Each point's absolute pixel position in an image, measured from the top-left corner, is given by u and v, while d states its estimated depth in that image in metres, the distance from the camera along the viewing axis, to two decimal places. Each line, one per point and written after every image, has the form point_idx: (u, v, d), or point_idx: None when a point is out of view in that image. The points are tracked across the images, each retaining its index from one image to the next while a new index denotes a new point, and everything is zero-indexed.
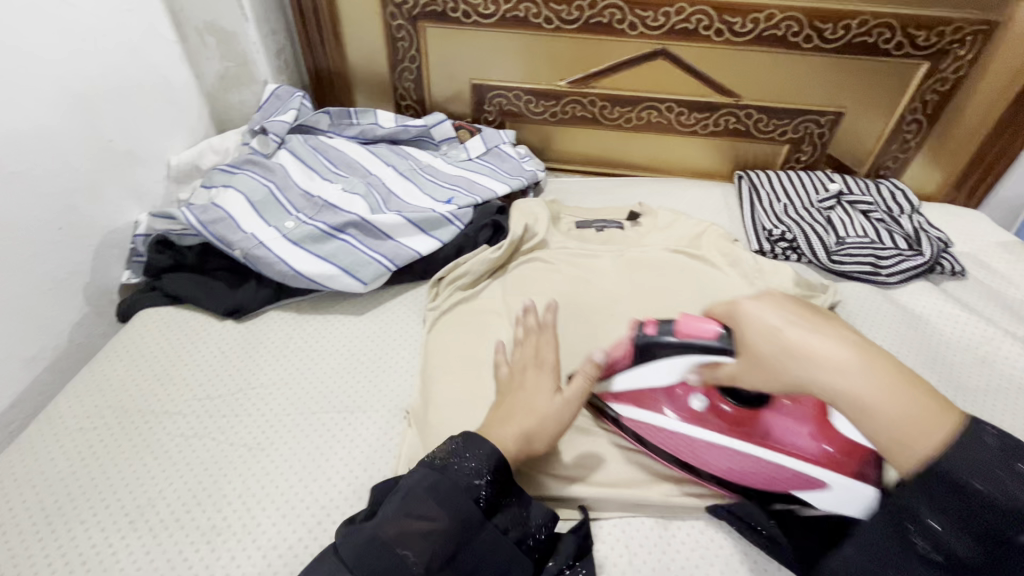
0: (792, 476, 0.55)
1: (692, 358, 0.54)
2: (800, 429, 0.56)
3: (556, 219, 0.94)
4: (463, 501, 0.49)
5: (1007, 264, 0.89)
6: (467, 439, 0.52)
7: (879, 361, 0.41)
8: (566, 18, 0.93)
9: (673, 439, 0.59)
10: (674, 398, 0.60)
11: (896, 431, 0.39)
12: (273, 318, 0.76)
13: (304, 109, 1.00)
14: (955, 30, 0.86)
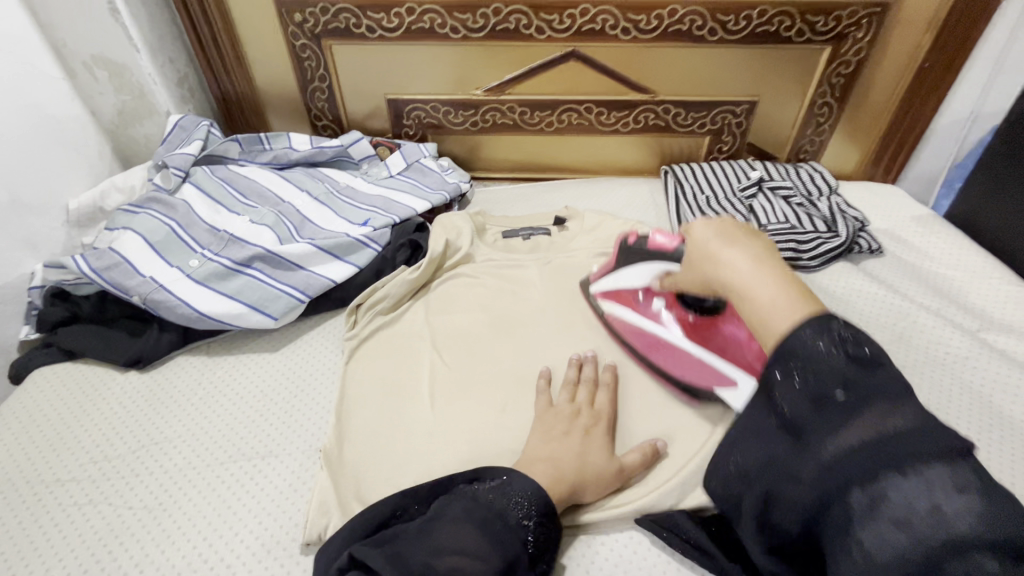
0: (716, 372, 0.65)
1: (658, 265, 0.70)
2: (738, 346, 0.65)
3: (482, 230, 0.92)
4: (508, 536, 0.49)
5: (921, 237, 0.92)
6: (510, 472, 0.54)
7: (772, 268, 0.48)
8: (472, 26, 0.92)
9: (634, 329, 0.73)
10: (647, 296, 0.73)
11: (761, 312, 0.45)
12: (181, 365, 0.72)
13: (212, 137, 0.95)
14: (850, 14, 0.89)
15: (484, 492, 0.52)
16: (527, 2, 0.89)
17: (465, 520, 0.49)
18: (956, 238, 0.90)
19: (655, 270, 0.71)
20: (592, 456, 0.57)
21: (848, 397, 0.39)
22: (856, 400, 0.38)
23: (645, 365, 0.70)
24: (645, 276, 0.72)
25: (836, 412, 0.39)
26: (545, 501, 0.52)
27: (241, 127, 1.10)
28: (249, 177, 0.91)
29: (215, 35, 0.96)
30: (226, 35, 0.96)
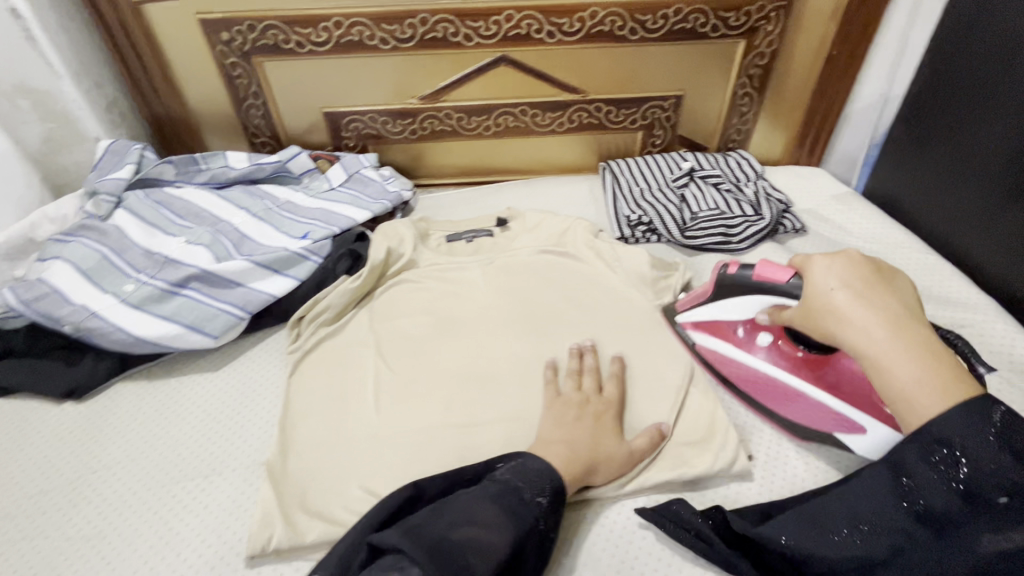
0: (837, 415, 0.63)
1: (767, 297, 0.64)
2: (860, 380, 0.64)
3: (425, 235, 0.93)
4: (521, 511, 0.50)
5: (841, 214, 0.97)
6: (530, 456, 0.56)
7: (911, 330, 0.49)
8: (401, 37, 0.94)
9: (735, 368, 0.71)
10: (749, 331, 0.71)
11: (905, 387, 0.47)
12: (120, 391, 0.71)
13: (146, 160, 0.94)
14: (758, 8, 0.94)
15: (504, 473, 0.54)
16: (453, 11, 0.91)
17: (486, 498, 0.51)
18: (873, 214, 0.96)
19: (765, 301, 0.65)
20: (600, 438, 0.60)
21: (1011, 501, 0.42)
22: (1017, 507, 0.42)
23: (739, 396, 0.70)
24: (749, 312, 0.68)
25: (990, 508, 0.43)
26: (560, 482, 0.54)
27: (178, 149, 1.09)
28: (185, 198, 0.90)
29: (142, 57, 0.95)
30: (152, 57, 0.95)
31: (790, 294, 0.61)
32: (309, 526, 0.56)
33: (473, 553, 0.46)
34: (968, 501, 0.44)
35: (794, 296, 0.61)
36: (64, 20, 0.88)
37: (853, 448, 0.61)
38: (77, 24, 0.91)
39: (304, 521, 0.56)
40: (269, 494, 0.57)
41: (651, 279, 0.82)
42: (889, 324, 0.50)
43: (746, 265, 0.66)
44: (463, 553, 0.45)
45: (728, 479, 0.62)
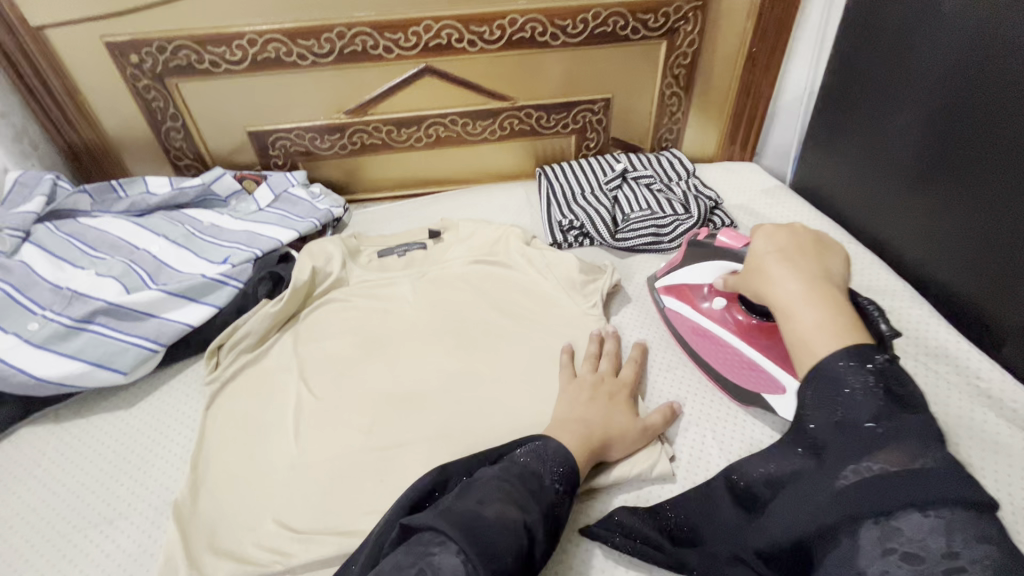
0: (762, 375, 0.63)
1: (720, 263, 0.68)
2: None
3: (355, 253, 0.89)
4: (543, 494, 0.48)
5: (771, 208, 0.99)
6: (551, 439, 0.55)
7: (828, 292, 0.47)
8: (319, 52, 0.92)
9: (690, 328, 0.71)
10: (708, 292, 0.70)
11: (806, 335, 0.45)
12: (25, 437, 0.67)
13: (59, 190, 0.90)
14: (676, 9, 0.95)
15: (525, 455, 0.52)
16: (370, 24, 0.89)
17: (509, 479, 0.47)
18: (800, 206, 0.98)
19: (722, 268, 0.67)
20: (615, 417, 0.61)
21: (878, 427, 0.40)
22: (885, 433, 0.40)
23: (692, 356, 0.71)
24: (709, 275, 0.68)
25: (859, 441, 0.40)
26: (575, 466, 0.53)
27: (99, 176, 1.05)
28: (100, 228, 0.87)
29: (48, 84, 0.91)
30: (59, 83, 0.92)
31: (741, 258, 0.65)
32: (216, 565, 0.53)
33: (510, 530, 0.42)
34: (839, 434, 0.42)
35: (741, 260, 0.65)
36: None
37: (777, 409, 0.62)
38: None
39: (212, 561, 0.54)
40: (176, 537, 0.55)
41: (580, 284, 0.81)
42: (808, 277, 0.48)
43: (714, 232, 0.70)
44: (498, 529, 0.42)
45: (645, 481, 0.60)
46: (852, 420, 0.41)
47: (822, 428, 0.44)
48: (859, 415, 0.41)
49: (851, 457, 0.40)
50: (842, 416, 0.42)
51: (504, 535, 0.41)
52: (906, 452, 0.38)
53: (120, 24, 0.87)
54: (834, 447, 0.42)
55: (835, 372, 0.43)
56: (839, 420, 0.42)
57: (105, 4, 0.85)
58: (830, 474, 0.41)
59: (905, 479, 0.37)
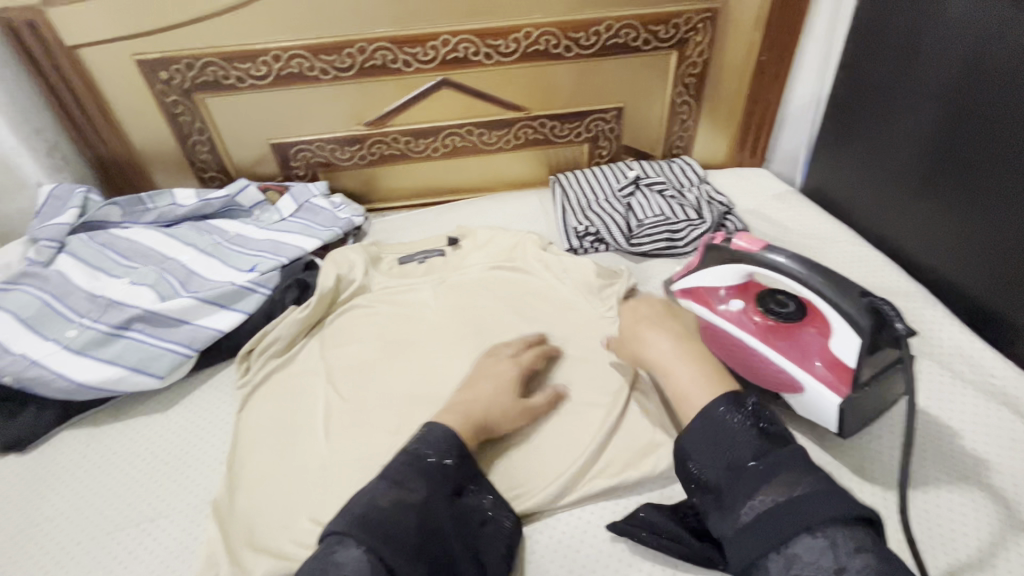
0: (781, 374, 0.64)
1: (741, 266, 0.67)
2: (819, 348, 0.62)
3: (377, 260, 0.92)
4: (438, 476, 0.52)
5: (782, 213, 1.00)
6: (433, 422, 0.57)
7: (691, 350, 0.58)
8: (340, 66, 0.95)
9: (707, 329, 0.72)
10: (726, 293, 0.72)
11: (684, 388, 0.54)
12: (66, 439, 0.70)
13: (91, 202, 0.93)
14: (686, 21, 0.97)
15: (416, 441, 0.55)
16: (389, 39, 0.93)
17: (408, 471, 0.52)
18: (810, 210, 1.00)
19: (742, 270, 0.67)
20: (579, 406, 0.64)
21: (760, 464, 0.43)
22: (767, 467, 0.43)
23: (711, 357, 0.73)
24: (726, 277, 0.70)
25: (749, 477, 0.43)
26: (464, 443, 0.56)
27: (125, 188, 1.08)
28: (131, 238, 0.90)
29: (81, 100, 0.95)
30: (90, 100, 0.95)
31: (761, 262, 0.63)
32: (255, 561, 0.55)
33: (409, 515, 0.48)
34: (727, 474, 0.44)
35: (765, 264, 0.63)
36: None
37: (798, 408, 0.63)
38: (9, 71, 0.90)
39: (250, 557, 0.56)
40: (215, 533, 0.57)
41: (597, 288, 0.83)
42: (674, 339, 0.59)
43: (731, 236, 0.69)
44: (399, 516, 0.47)
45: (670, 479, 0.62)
46: (736, 459, 0.44)
47: (709, 472, 0.46)
48: (743, 454, 0.44)
49: (744, 492, 0.43)
50: (727, 456, 0.45)
51: (406, 522, 0.47)
52: (788, 480, 0.41)
53: (151, 43, 0.90)
54: (727, 485, 0.44)
55: (718, 416, 0.47)
56: (722, 461, 0.45)
57: (138, 24, 0.88)
58: (728, 513, 0.43)
59: (798, 505, 0.40)
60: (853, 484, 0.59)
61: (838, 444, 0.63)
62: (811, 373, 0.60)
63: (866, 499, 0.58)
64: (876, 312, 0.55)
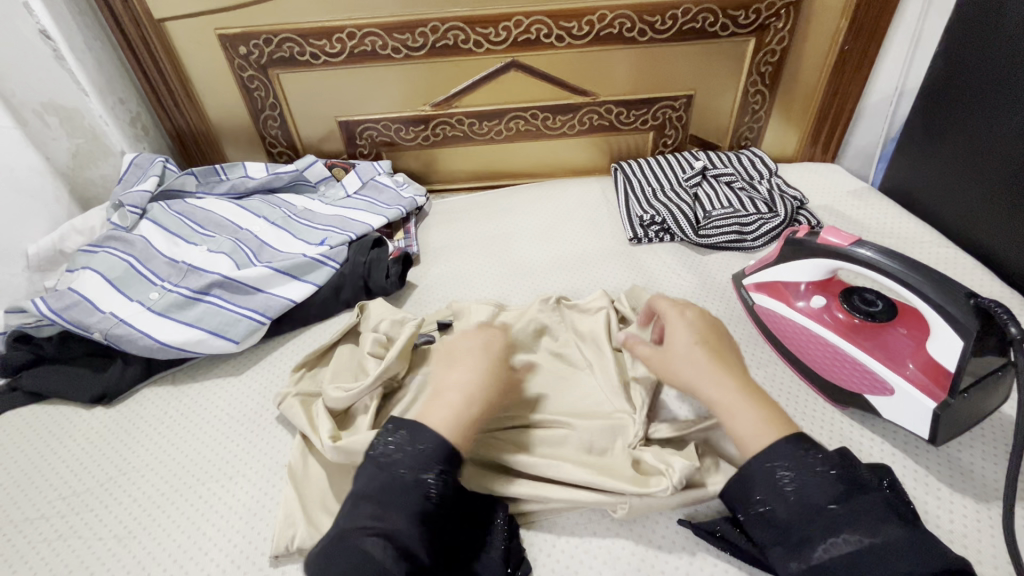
0: (866, 375, 0.61)
1: (825, 261, 0.64)
2: (911, 350, 0.59)
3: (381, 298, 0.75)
4: (409, 498, 0.48)
5: (858, 210, 0.96)
6: (409, 423, 0.52)
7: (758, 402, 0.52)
8: (412, 45, 0.95)
9: (784, 324, 0.70)
10: (806, 289, 0.69)
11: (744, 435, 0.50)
12: (147, 396, 0.73)
13: (168, 172, 0.95)
14: (768, 6, 0.94)
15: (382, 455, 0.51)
16: (463, 19, 0.92)
17: (373, 492, 0.48)
18: (890, 209, 0.95)
19: (827, 265, 0.64)
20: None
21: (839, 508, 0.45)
22: (846, 512, 0.45)
23: (785, 353, 0.70)
24: (807, 273, 0.67)
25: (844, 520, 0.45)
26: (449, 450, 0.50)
27: (199, 160, 1.12)
28: (207, 208, 0.93)
29: (164, 74, 0.98)
30: (172, 73, 0.98)
31: (849, 257, 0.60)
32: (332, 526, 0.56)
33: (371, 541, 0.45)
34: (804, 512, 0.46)
35: (850, 260, 0.60)
36: (88, 39, 0.92)
37: (882, 410, 0.60)
38: (100, 43, 0.94)
39: (327, 522, 0.56)
40: (292, 495, 0.58)
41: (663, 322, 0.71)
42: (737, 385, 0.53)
43: (817, 230, 0.66)
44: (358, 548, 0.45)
45: None
46: (812, 505, 0.45)
47: (775, 510, 0.46)
48: (821, 498, 0.45)
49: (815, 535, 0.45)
50: (806, 496, 0.46)
51: (365, 551, 0.45)
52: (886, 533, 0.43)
53: (233, 18, 0.92)
54: (800, 523, 0.45)
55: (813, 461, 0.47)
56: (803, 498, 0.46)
57: None
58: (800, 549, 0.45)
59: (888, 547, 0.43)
60: (945, 494, 0.56)
61: (926, 451, 0.60)
62: (901, 375, 0.58)
63: (961, 512, 0.54)
64: (984, 314, 0.51)
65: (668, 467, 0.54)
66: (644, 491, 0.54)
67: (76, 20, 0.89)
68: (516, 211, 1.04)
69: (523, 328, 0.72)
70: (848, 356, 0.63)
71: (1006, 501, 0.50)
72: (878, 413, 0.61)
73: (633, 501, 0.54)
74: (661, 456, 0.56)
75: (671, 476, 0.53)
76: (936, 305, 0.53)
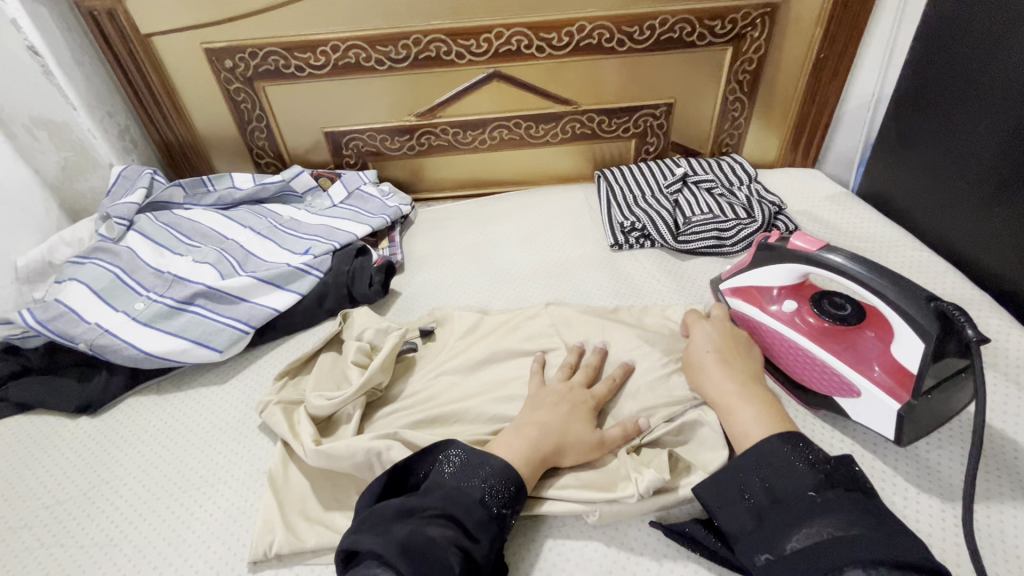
0: (835, 378, 0.62)
1: (796, 266, 0.65)
2: (878, 353, 0.60)
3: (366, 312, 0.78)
4: (487, 526, 0.50)
5: (836, 215, 0.98)
6: (490, 456, 0.54)
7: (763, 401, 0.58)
8: (395, 57, 0.97)
9: (759, 328, 0.71)
10: (779, 293, 0.70)
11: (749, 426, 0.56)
12: (133, 405, 0.74)
13: (156, 184, 0.96)
14: (744, 16, 0.96)
15: (464, 482, 0.52)
16: (445, 31, 0.94)
17: (453, 511, 0.50)
18: (867, 214, 0.96)
19: (798, 270, 0.66)
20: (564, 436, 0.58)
21: (820, 495, 0.47)
22: (824, 500, 0.47)
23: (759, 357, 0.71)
24: (779, 278, 0.68)
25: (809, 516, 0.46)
26: (522, 488, 0.53)
27: (187, 171, 1.13)
28: (193, 219, 0.94)
29: (151, 87, 1.00)
30: (159, 86, 1.00)
31: (819, 262, 0.62)
32: (310, 531, 0.57)
33: (451, 551, 0.47)
34: (786, 504, 0.48)
35: (820, 264, 0.62)
36: (76, 55, 0.93)
37: (851, 412, 0.62)
38: (89, 58, 0.95)
39: (305, 528, 0.57)
40: (272, 501, 0.59)
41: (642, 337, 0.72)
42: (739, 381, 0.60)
43: (787, 236, 0.67)
44: (441, 555, 0.46)
45: None
46: (790, 495, 0.49)
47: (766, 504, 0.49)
48: (802, 486, 0.49)
49: (787, 526, 0.47)
50: (788, 486, 0.49)
51: (446, 558, 0.46)
52: (839, 522, 0.45)
53: (219, 33, 0.94)
54: (770, 513, 0.49)
55: (796, 458, 0.51)
56: (774, 492, 0.50)
57: (208, 14, 0.92)
58: (773, 539, 0.47)
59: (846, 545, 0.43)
60: (912, 495, 0.57)
61: (895, 453, 0.61)
62: (868, 377, 0.59)
63: (928, 512, 0.55)
64: (944, 318, 0.52)
65: (637, 475, 0.55)
66: (610, 496, 0.55)
67: (64, 36, 0.91)
68: (501, 220, 1.05)
69: (503, 335, 0.73)
70: (819, 360, 0.64)
71: (970, 499, 0.51)
72: (849, 415, 0.62)
73: (603, 506, 0.55)
74: (634, 463, 0.57)
75: (639, 485, 0.54)
76: (900, 309, 0.55)
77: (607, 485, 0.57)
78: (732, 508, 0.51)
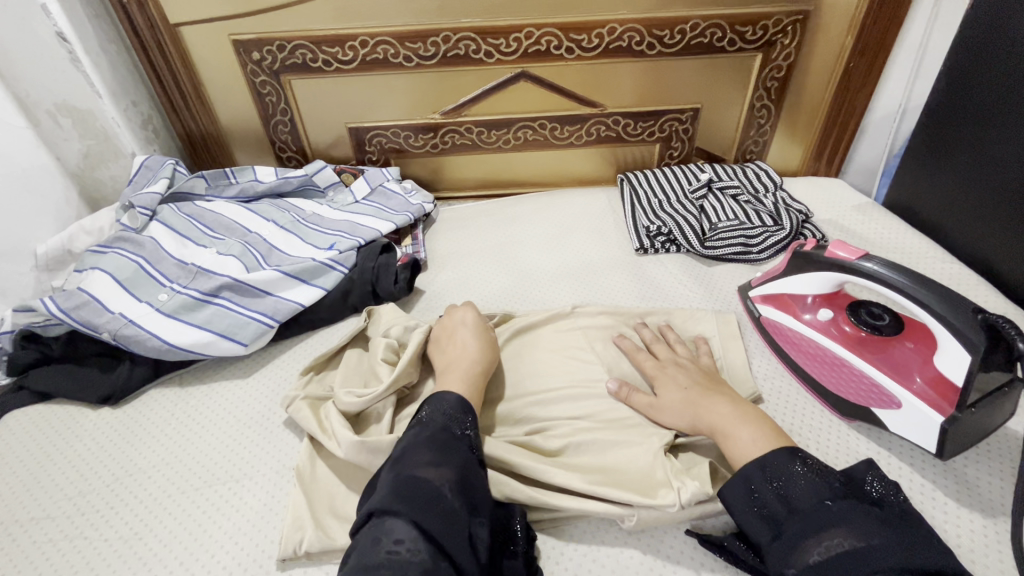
0: (873, 389, 0.62)
1: (832, 275, 0.64)
2: (918, 364, 0.60)
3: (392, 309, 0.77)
4: (461, 449, 0.52)
5: (862, 224, 0.97)
6: (443, 394, 0.57)
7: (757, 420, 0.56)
8: (424, 54, 0.96)
9: (793, 336, 0.71)
10: (814, 302, 0.70)
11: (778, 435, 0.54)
12: (154, 397, 0.74)
13: (178, 175, 0.96)
14: (776, 22, 0.95)
15: (425, 416, 0.55)
16: (475, 29, 0.93)
17: (436, 446, 0.51)
18: (894, 224, 0.96)
19: (835, 278, 0.65)
20: None
21: (836, 505, 0.47)
22: (840, 509, 0.46)
23: (790, 366, 0.71)
24: (814, 286, 0.68)
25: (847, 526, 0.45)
26: (467, 405, 0.57)
27: (207, 163, 1.13)
28: (216, 211, 0.93)
29: (176, 76, 0.99)
30: (184, 76, 0.99)
31: (857, 272, 0.61)
32: (340, 529, 0.56)
33: (442, 482, 0.48)
34: (802, 509, 0.47)
35: (857, 273, 0.61)
36: (104, 42, 0.92)
37: (888, 423, 0.61)
38: (115, 46, 0.95)
39: (335, 526, 0.56)
40: (301, 498, 0.58)
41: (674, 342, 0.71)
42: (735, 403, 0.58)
43: (825, 244, 0.67)
44: (434, 489, 0.47)
45: None
46: (805, 502, 0.48)
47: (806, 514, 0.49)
48: (818, 495, 0.48)
49: (806, 535, 0.46)
50: (802, 495, 0.48)
51: (438, 488, 0.47)
52: (856, 531, 0.44)
53: (248, 24, 0.93)
54: (788, 523, 0.47)
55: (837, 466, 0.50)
56: (790, 500, 0.48)
57: (238, 5, 0.91)
58: (792, 555, 0.46)
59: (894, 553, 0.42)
60: (952, 509, 0.56)
61: (933, 466, 0.60)
62: (908, 388, 0.59)
63: (969, 526, 0.54)
64: (991, 330, 0.52)
65: (679, 483, 0.54)
66: (649, 502, 0.54)
67: (92, 23, 0.90)
68: (523, 220, 1.05)
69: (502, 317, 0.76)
70: (856, 369, 0.64)
71: (1016, 515, 0.51)
72: (885, 427, 0.61)
73: (641, 512, 0.54)
74: (671, 470, 0.56)
75: (681, 493, 0.53)
76: (943, 319, 0.54)
77: (644, 491, 0.56)
78: (748, 519, 0.50)
